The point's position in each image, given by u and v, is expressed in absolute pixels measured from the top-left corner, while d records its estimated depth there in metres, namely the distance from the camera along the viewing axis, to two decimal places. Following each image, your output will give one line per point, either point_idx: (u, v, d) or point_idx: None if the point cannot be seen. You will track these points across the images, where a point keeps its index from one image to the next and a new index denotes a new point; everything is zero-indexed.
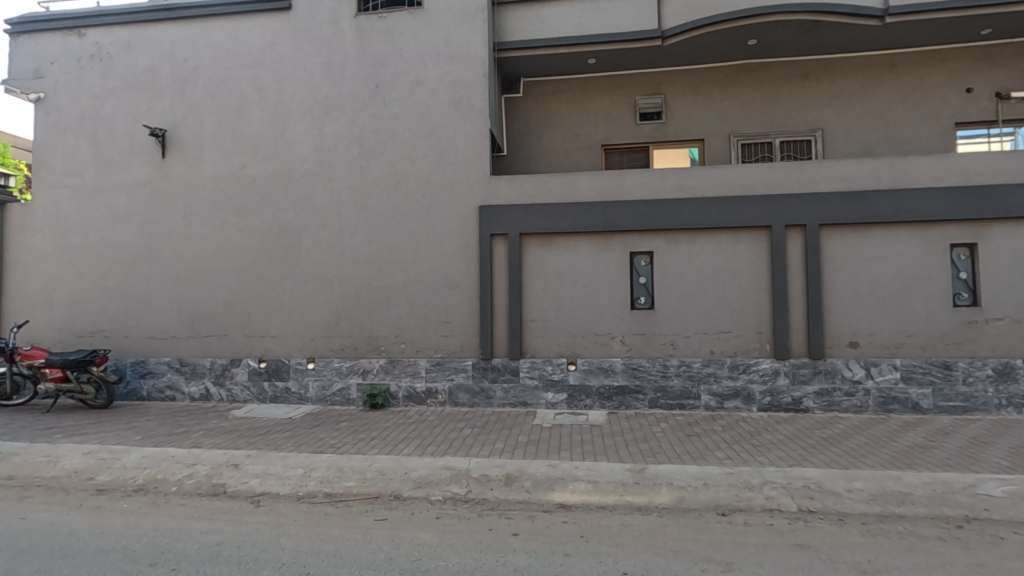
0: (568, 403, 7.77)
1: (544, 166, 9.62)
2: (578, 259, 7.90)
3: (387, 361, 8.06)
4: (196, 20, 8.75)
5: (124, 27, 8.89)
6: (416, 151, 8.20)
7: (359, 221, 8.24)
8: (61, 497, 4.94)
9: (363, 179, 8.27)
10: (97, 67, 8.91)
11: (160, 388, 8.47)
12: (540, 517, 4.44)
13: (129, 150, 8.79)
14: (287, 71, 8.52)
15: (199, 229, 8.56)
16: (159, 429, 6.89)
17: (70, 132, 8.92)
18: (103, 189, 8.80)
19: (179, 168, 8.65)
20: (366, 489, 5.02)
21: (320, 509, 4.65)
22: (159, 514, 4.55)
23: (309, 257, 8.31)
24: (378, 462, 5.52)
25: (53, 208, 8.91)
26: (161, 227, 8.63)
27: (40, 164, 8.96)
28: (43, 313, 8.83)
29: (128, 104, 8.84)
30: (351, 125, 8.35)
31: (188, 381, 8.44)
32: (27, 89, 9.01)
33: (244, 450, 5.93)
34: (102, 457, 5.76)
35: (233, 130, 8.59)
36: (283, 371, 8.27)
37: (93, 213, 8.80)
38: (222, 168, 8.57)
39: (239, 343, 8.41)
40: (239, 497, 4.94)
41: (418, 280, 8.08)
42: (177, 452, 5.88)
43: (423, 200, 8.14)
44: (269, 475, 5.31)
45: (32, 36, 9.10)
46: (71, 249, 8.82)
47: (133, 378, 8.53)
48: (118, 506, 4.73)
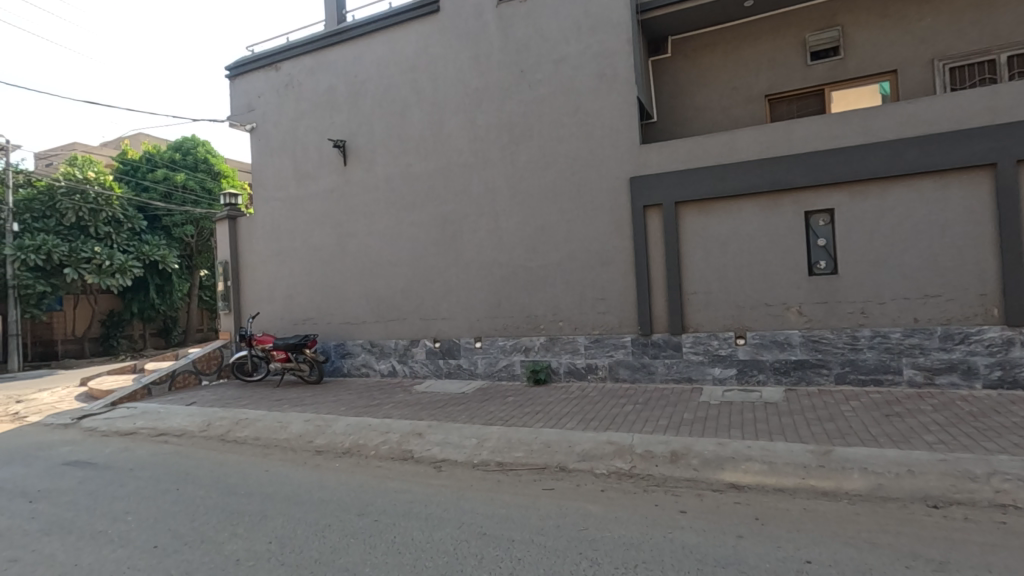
0: (738, 379, 7.27)
1: (699, 127, 8.98)
2: (743, 224, 7.28)
3: (547, 339, 8.31)
4: (362, 38, 9.74)
5: (308, 56, 10.25)
6: (563, 130, 8.23)
7: (513, 205, 8.56)
8: (292, 456, 6.02)
9: (514, 164, 8.55)
10: (291, 95, 10.44)
11: (357, 366, 9.80)
12: (710, 497, 4.26)
13: (319, 162, 10.18)
14: (440, 71, 9.10)
15: (377, 226, 9.63)
16: (358, 401, 7.99)
17: (276, 153, 10.61)
18: (303, 199, 10.35)
19: (358, 173, 9.80)
20: (534, 460, 5.27)
21: (494, 476, 5.02)
22: (363, 473, 5.31)
23: (471, 243, 8.87)
24: (544, 435, 5.76)
25: (269, 218, 10.73)
26: (348, 227, 9.89)
27: (258, 183, 10.83)
28: (269, 306, 10.74)
29: (316, 122, 10.22)
30: (500, 113, 8.66)
31: (378, 359, 9.62)
32: (244, 121, 10.91)
33: (427, 421, 6.61)
34: (318, 424, 6.89)
35: (398, 134, 9.47)
36: (455, 349, 9.00)
37: (297, 219, 10.40)
38: (392, 169, 9.51)
39: (416, 325, 9.34)
40: (424, 462, 5.54)
41: (573, 258, 8.15)
42: (373, 421, 6.78)
43: (572, 178, 8.16)
44: (448, 444, 5.86)
45: (244, 76, 10.94)
46: (284, 252, 10.56)
47: (336, 358, 9.96)
48: (332, 464, 5.62)
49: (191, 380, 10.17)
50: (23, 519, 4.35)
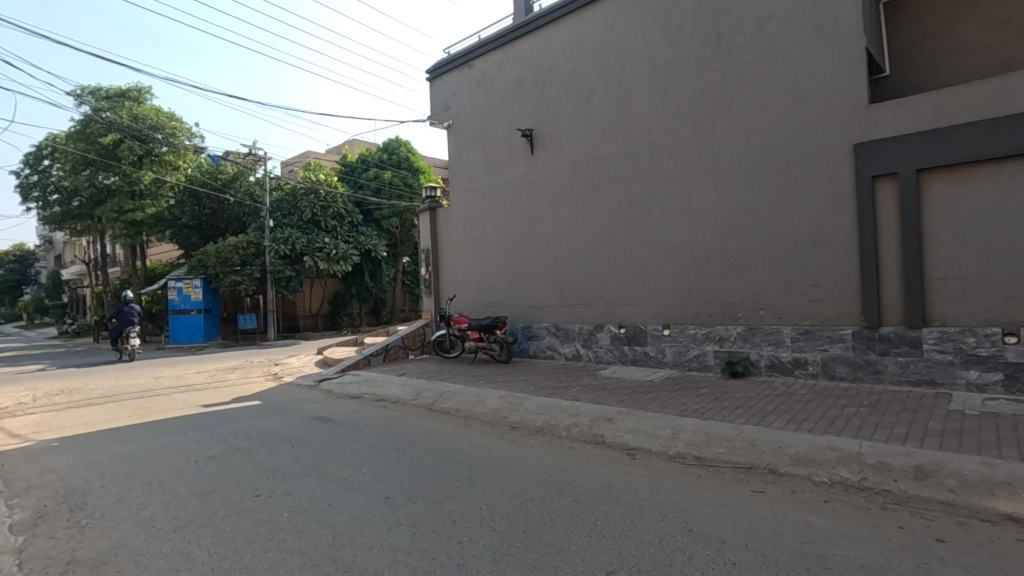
0: (1005, 387, 5.86)
1: (949, 78, 7.35)
2: (1017, 193, 5.80)
3: (745, 329, 7.63)
4: (548, 26, 9.88)
5: (498, 50, 10.74)
6: (768, 97, 7.40)
7: (707, 184, 7.97)
8: (490, 429, 6.43)
9: (709, 140, 7.95)
10: (483, 90, 11.04)
11: (543, 348, 10.13)
12: (976, 527, 3.49)
13: (508, 152, 10.63)
14: (627, 48, 8.82)
15: (563, 211, 9.77)
16: (546, 382, 8.26)
17: (470, 146, 11.36)
18: (493, 188, 10.93)
19: (544, 160, 10.02)
20: (738, 458, 4.86)
21: (693, 471, 4.76)
22: (557, 452, 5.44)
23: (659, 226, 8.51)
24: (747, 432, 5.30)
25: (464, 208, 11.57)
26: (535, 213, 10.19)
27: (454, 175, 11.73)
28: (464, 289, 11.63)
29: (505, 114, 10.68)
30: (693, 86, 8.10)
31: (563, 342, 9.81)
32: (442, 119, 11.86)
33: (616, 407, 6.54)
34: (512, 401, 7.26)
35: (584, 118, 9.44)
36: (641, 336, 8.77)
37: (488, 207, 11.04)
38: (578, 155, 9.53)
39: (601, 310, 9.30)
40: (616, 448, 5.47)
41: (778, 240, 7.33)
42: (563, 403, 6.92)
43: (778, 150, 7.31)
44: (640, 432, 5.71)
45: (442, 77, 11.88)
46: (476, 239, 11.31)
47: (523, 340, 10.40)
48: (527, 441, 5.87)
49: (400, 354, 11.51)
50: (289, 460, 5.31)
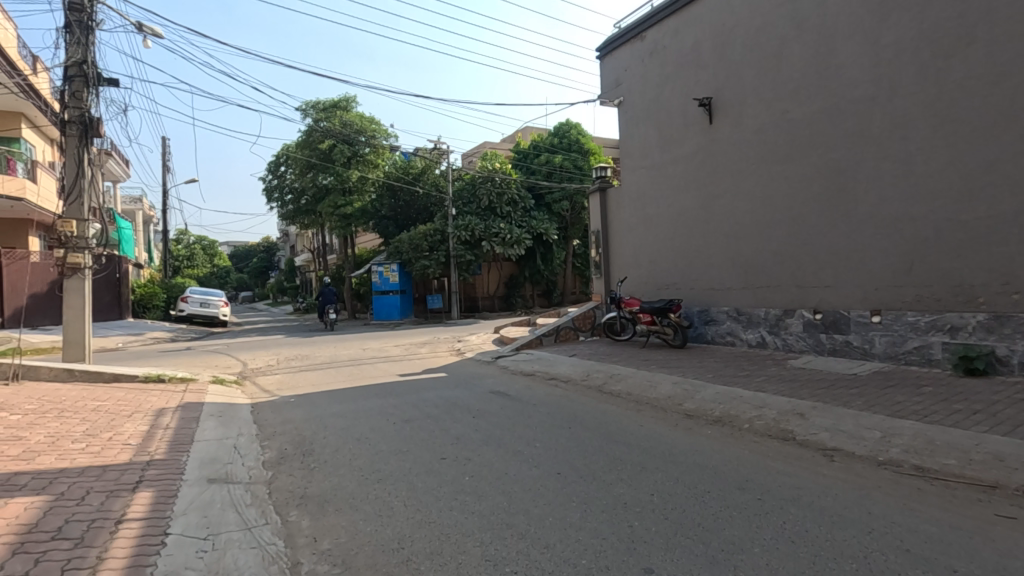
0: None
1: None
2: None
3: (989, 317, 6.20)
4: None
5: (673, 17, 10.12)
6: None
7: (936, 140, 6.60)
8: (663, 415, 6.21)
9: (939, 87, 6.56)
10: (656, 61, 10.52)
11: (721, 334, 9.44)
12: None
13: (684, 125, 10.01)
14: None
15: (746, 185, 8.93)
16: (726, 370, 7.70)
17: (642, 122, 10.96)
18: (667, 164, 10.42)
19: (725, 129, 9.23)
20: (976, 474, 3.99)
21: (911, 482, 4.03)
22: (737, 445, 5.05)
23: (868, 195, 7.30)
24: (991, 444, 4.32)
25: (636, 187, 11.24)
26: (714, 189, 9.47)
27: (626, 154, 11.44)
28: (636, 271, 11.35)
29: (680, 84, 10.05)
30: (918, 24, 6.73)
31: (746, 328, 9.03)
32: (613, 97, 11.61)
33: (809, 402, 5.83)
34: (686, 387, 6.92)
35: (773, 79, 8.45)
36: (843, 323, 7.67)
37: (662, 185, 10.57)
38: (765, 120, 8.60)
39: (791, 293, 8.35)
40: (810, 447, 4.88)
41: None
42: (745, 393, 6.39)
43: None
44: (839, 432, 5.02)
45: (612, 54, 11.60)
46: (648, 219, 10.93)
47: (700, 324, 9.80)
48: (703, 431, 5.55)
49: (571, 335, 11.70)
50: (470, 429, 5.76)
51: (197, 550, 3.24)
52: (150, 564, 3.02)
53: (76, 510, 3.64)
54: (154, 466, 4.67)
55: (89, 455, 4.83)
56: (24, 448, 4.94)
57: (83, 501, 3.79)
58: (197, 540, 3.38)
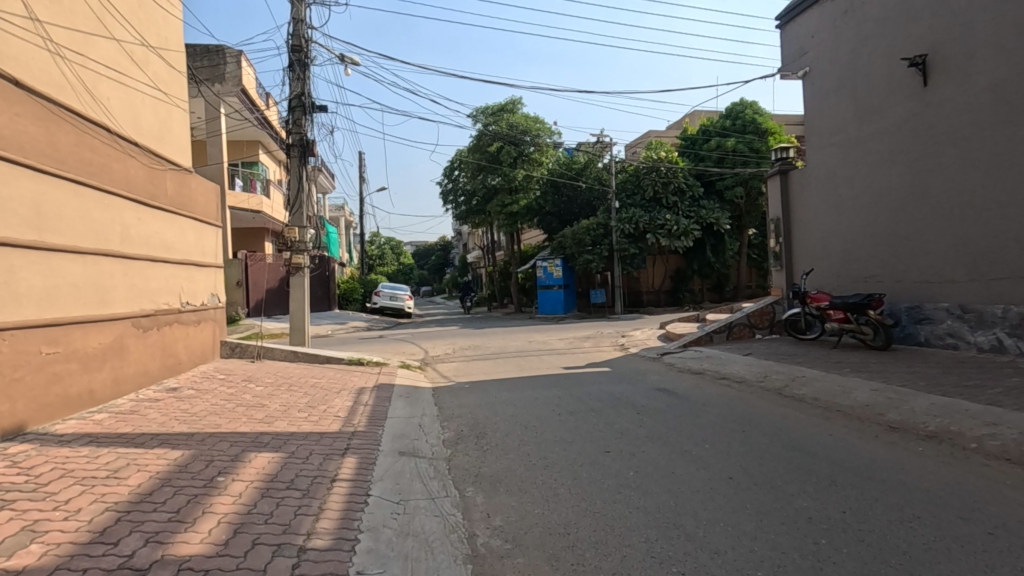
0: None
1: None
2: None
3: None
4: None
5: None
6: None
7: None
8: (860, 426, 5.46)
9: None
10: (851, 21, 9.23)
11: (939, 335, 7.97)
12: None
13: (888, 91, 8.63)
14: None
15: (977, 155, 7.39)
16: (945, 377, 6.48)
17: (832, 93, 9.71)
18: (865, 138, 9.08)
19: (946, 91, 7.74)
20: None
21: None
22: (961, 467, 4.25)
23: None
24: None
25: (825, 167, 10.00)
26: (930, 163, 8.02)
27: (813, 131, 10.24)
28: (825, 261, 10.10)
29: (883, 44, 8.67)
30: None
31: (975, 330, 7.50)
32: (796, 68, 10.46)
33: None
34: (890, 396, 5.99)
35: (1016, 21, 6.87)
36: None
37: (859, 163, 9.25)
38: (1004, 75, 7.03)
39: None
40: None
41: None
42: (971, 407, 5.33)
43: None
44: None
45: (796, 20, 10.46)
46: (842, 202, 9.64)
47: (910, 323, 8.39)
48: (913, 447, 4.76)
49: (746, 333, 10.84)
50: (635, 425, 5.69)
51: (392, 512, 3.72)
52: (356, 518, 3.55)
53: (303, 467, 4.43)
54: (358, 436, 5.45)
55: (311, 423, 5.81)
56: (266, 413, 6.11)
57: (307, 460, 4.58)
58: (392, 504, 3.88)
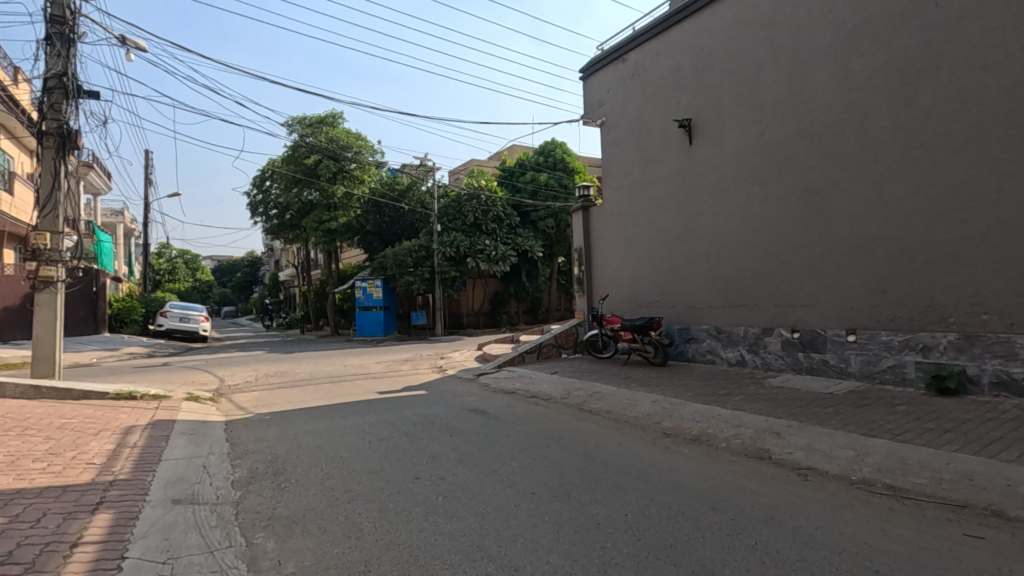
0: None
1: None
2: None
3: (958, 337, 6.31)
4: (709, 8, 9.25)
5: (653, 40, 10.35)
6: (993, 52, 6.02)
7: (905, 165, 6.77)
8: (642, 434, 6.20)
9: (909, 112, 6.73)
10: (638, 83, 10.74)
11: (702, 352, 9.50)
12: None
13: (665, 146, 10.18)
14: (804, 19, 7.87)
15: (726, 204, 9.06)
16: (705, 388, 7.71)
17: (623, 142, 11.15)
18: (648, 183, 10.56)
19: (705, 151, 9.39)
20: (945, 492, 4.02)
21: (882, 501, 4.05)
22: (715, 464, 5.05)
23: (842, 215, 7.45)
24: (958, 462, 4.37)
25: (617, 206, 11.38)
26: (694, 208, 9.62)
27: (608, 173, 11.60)
28: (618, 289, 11.43)
29: (661, 105, 10.24)
30: (888, 51, 6.93)
31: (726, 346, 9.10)
32: (595, 116, 11.82)
33: (786, 420, 5.88)
34: (665, 406, 6.92)
35: (750, 101, 8.66)
36: (819, 342, 7.76)
37: (644, 204, 10.70)
38: (743, 142, 8.76)
39: (769, 312, 8.44)
40: (785, 467, 4.89)
41: (1005, 229, 5.94)
42: (722, 412, 6.40)
43: (1011, 117, 5.88)
44: (815, 451, 5.04)
45: (595, 75, 11.83)
46: (631, 237, 11.03)
47: (681, 342, 9.86)
48: (680, 449, 5.54)
49: (554, 353, 11.68)
50: (447, 448, 5.67)
51: None
52: None
53: (31, 533, 3.51)
54: (117, 486, 4.52)
55: (50, 475, 4.68)
56: None
57: (39, 524, 3.65)
58: (157, 565, 3.26)
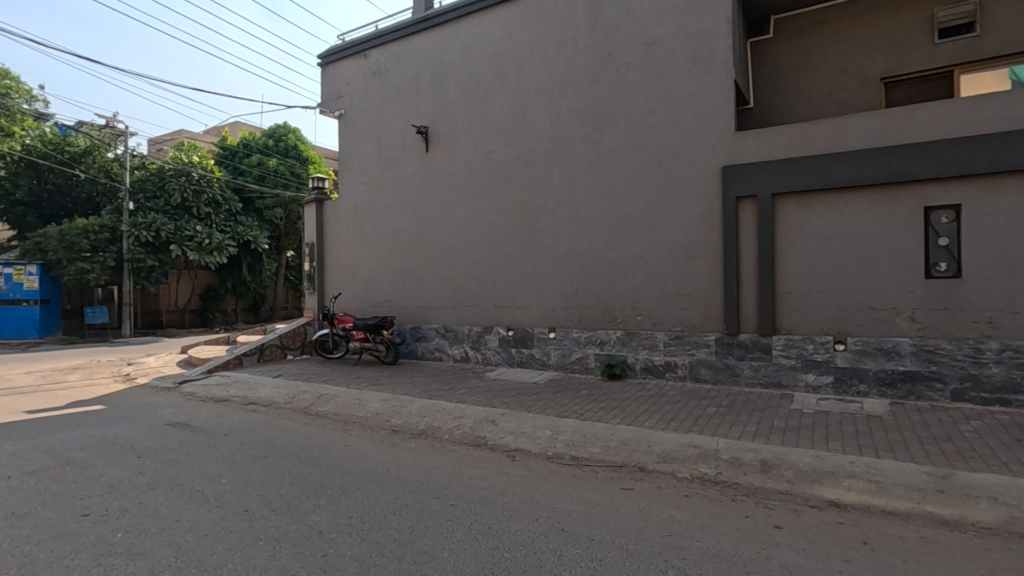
0: (834, 388, 6.64)
1: (802, 112, 8.06)
2: (847, 220, 6.61)
3: (623, 333, 8.02)
4: (447, 25, 9.79)
5: (396, 43, 10.46)
6: (651, 116, 7.85)
7: (594, 195, 8.31)
8: (370, 433, 6.19)
9: (597, 152, 8.29)
10: (378, 82, 10.71)
11: (430, 349, 9.97)
12: (808, 513, 3.91)
13: (403, 149, 10.38)
14: (525, 56, 8.97)
15: (456, 212, 9.71)
16: (432, 384, 8.12)
17: (362, 138, 10.96)
18: (386, 183, 10.61)
19: (440, 159, 9.90)
20: (610, 457, 5.07)
21: (569, 470, 4.90)
22: (438, 455, 5.36)
23: (548, 231, 8.73)
24: (619, 432, 5.56)
25: (354, 202, 11.13)
26: (429, 213, 10.04)
27: (345, 168, 11.26)
28: (351, 287, 11.16)
29: (401, 109, 10.42)
30: (585, 99, 8.40)
31: (452, 344, 9.73)
32: (333, 108, 11.35)
33: (499, 409, 6.60)
34: (395, 404, 7.04)
35: (480, 120, 9.46)
36: (528, 339, 8.93)
37: (380, 203, 10.71)
38: (473, 156, 9.52)
39: (489, 313, 9.35)
40: (497, 450, 5.50)
41: (654, 251, 7.79)
42: (447, 406, 6.83)
43: (660, 167, 7.76)
44: (521, 433, 5.79)
45: (334, 64, 11.36)
46: (366, 235, 10.91)
47: (412, 341, 10.17)
48: (407, 445, 5.71)
49: (277, 354, 10.75)
50: (132, 473, 4.70)
51: None
52: None
53: None
54: None
55: None
56: None
57: None
58: None
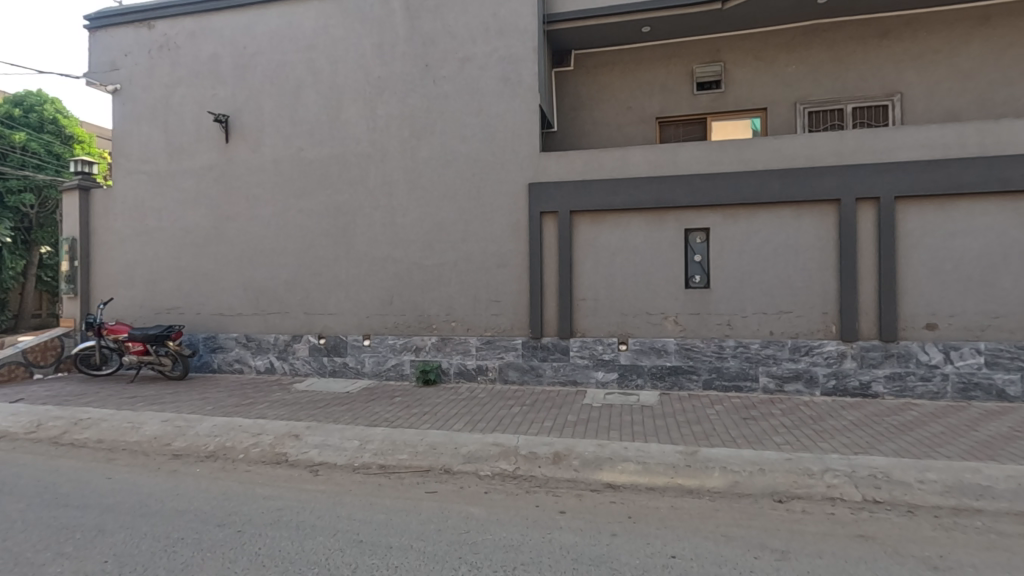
0: (619, 383, 7.58)
1: (596, 139, 9.09)
2: (629, 236, 7.62)
3: (438, 339, 8.17)
4: (253, 8, 9.01)
5: (189, 17, 9.29)
6: (465, 129, 8.15)
7: (410, 201, 8.33)
8: (144, 461, 5.37)
9: (414, 159, 8.33)
10: (166, 58, 9.40)
11: (229, 361, 9.01)
12: (589, 496, 4.41)
13: (197, 137, 9.25)
14: (340, 54, 8.65)
15: (261, 211, 8.94)
16: (228, 400, 7.35)
17: (144, 120, 9.50)
18: (175, 174, 9.34)
19: (242, 152, 9.03)
20: (417, 462, 5.14)
21: (374, 480, 4.83)
22: (228, 478, 4.88)
23: (363, 235, 8.51)
24: (429, 436, 5.64)
25: (132, 193, 9.57)
26: (228, 210, 9.08)
27: (121, 153, 9.64)
28: (127, 291, 9.57)
29: (195, 92, 9.29)
30: (401, 106, 8.40)
31: (255, 355, 8.91)
32: (106, 81, 9.65)
33: (304, 422, 6.23)
34: (177, 425, 6.19)
35: (290, 115, 8.87)
36: (341, 347, 8.57)
37: (167, 196, 9.37)
38: (281, 152, 8.88)
39: (298, 320, 8.77)
40: (299, 466, 5.20)
41: (468, 259, 8.08)
42: (243, 422, 6.23)
43: (473, 179, 8.09)
44: (327, 446, 5.54)
45: (107, 30, 9.67)
46: (148, 231, 9.46)
47: (206, 352, 9.08)
48: (191, 470, 5.09)
49: (19, 373, 8.74)
50: None
51: None
52: None
53: None
54: None
55: None
56: None
57: None
58: None
